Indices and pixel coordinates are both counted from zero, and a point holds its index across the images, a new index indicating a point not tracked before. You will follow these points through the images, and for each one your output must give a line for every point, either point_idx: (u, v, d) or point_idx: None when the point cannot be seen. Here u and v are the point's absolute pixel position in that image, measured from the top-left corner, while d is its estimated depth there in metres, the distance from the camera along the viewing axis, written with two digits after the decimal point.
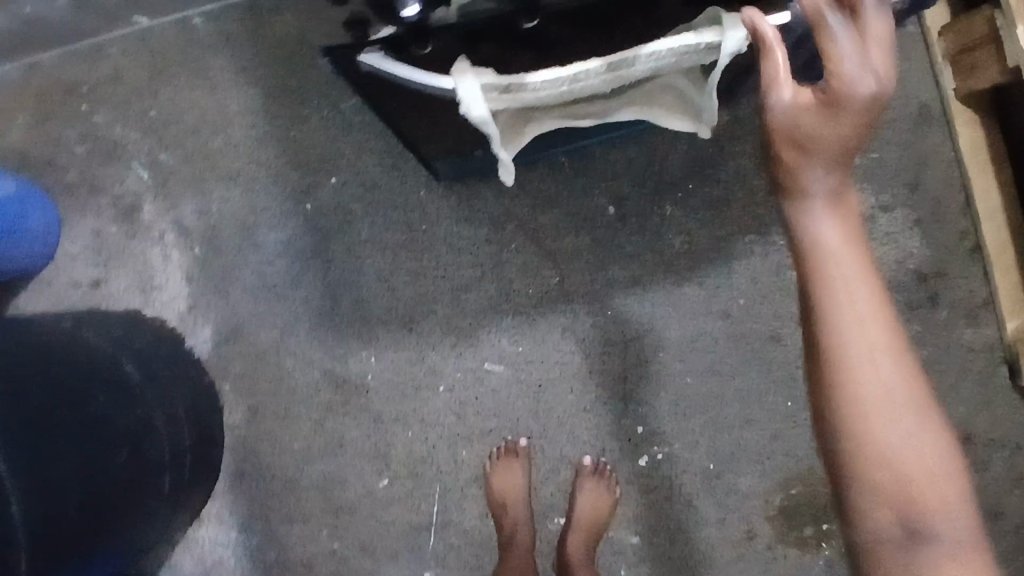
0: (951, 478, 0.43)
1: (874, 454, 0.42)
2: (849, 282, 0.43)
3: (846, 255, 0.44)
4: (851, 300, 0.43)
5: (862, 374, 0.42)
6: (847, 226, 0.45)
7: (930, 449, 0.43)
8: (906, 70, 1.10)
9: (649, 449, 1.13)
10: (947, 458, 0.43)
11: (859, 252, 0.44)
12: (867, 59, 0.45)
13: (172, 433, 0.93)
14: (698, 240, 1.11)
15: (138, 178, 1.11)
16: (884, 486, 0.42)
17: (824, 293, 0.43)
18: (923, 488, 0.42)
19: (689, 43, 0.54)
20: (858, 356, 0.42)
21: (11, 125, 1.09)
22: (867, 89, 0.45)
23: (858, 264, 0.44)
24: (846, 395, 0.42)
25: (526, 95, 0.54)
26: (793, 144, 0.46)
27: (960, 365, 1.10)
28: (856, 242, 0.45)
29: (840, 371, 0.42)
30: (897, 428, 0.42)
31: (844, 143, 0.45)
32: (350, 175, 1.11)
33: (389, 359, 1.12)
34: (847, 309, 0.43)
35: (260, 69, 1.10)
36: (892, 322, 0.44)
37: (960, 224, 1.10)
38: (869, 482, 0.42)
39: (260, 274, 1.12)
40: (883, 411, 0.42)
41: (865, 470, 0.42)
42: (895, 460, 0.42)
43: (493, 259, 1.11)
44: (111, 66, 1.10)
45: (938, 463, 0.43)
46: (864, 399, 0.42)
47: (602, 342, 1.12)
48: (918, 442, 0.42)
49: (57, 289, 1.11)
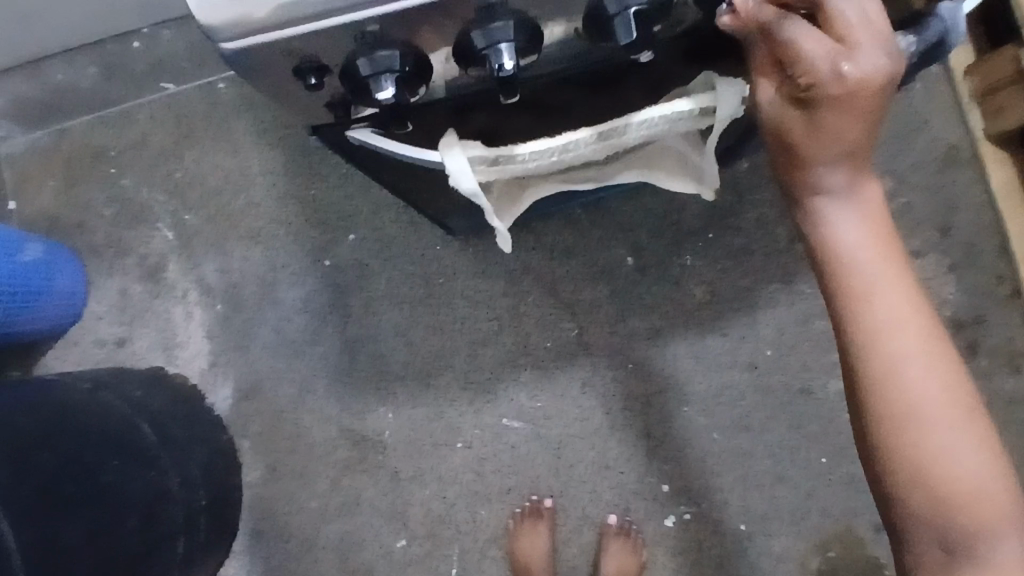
0: (999, 494, 0.45)
1: (915, 474, 0.45)
2: (871, 273, 0.46)
3: (875, 271, 0.46)
4: (883, 322, 0.45)
5: (897, 393, 0.45)
6: (880, 235, 0.46)
7: (973, 467, 0.45)
8: (933, 112, 1.06)
9: (676, 508, 1.08)
10: (993, 474, 0.45)
11: (892, 264, 0.46)
12: (838, 48, 0.41)
13: (188, 496, 0.92)
14: (719, 291, 1.09)
15: (163, 238, 1.13)
16: (923, 506, 0.45)
17: (847, 284, 0.46)
18: (970, 509, 0.44)
19: (680, 110, 0.53)
20: (892, 375, 0.45)
21: (42, 190, 1.13)
22: (841, 79, 0.41)
23: (892, 279, 0.46)
24: (882, 415, 0.45)
25: (516, 166, 0.54)
26: (786, 149, 0.45)
27: (1006, 416, 1.04)
28: (890, 252, 0.46)
29: (877, 391, 0.45)
30: (923, 400, 0.45)
31: (851, 144, 0.44)
32: (368, 232, 1.11)
33: (406, 416, 1.11)
34: (877, 329, 0.45)
35: (281, 131, 1.12)
36: (928, 336, 0.46)
37: (997, 268, 1.04)
38: (910, 502, 0.45)
39: (279, 331, 1.12)
40: (921, 429, 0.45)
41: (904, 489, 0.45)
42: (934, 478, 0.45)
43: (510, 312, 1.10)
44: (138, 131, 1.13)
45: (961, 434, 0.45)
46: (904, 420, 0.45)
47: (623, 397, 1.09)
48: (960, 460, 0.45)
49: (84, 348, 1.13)
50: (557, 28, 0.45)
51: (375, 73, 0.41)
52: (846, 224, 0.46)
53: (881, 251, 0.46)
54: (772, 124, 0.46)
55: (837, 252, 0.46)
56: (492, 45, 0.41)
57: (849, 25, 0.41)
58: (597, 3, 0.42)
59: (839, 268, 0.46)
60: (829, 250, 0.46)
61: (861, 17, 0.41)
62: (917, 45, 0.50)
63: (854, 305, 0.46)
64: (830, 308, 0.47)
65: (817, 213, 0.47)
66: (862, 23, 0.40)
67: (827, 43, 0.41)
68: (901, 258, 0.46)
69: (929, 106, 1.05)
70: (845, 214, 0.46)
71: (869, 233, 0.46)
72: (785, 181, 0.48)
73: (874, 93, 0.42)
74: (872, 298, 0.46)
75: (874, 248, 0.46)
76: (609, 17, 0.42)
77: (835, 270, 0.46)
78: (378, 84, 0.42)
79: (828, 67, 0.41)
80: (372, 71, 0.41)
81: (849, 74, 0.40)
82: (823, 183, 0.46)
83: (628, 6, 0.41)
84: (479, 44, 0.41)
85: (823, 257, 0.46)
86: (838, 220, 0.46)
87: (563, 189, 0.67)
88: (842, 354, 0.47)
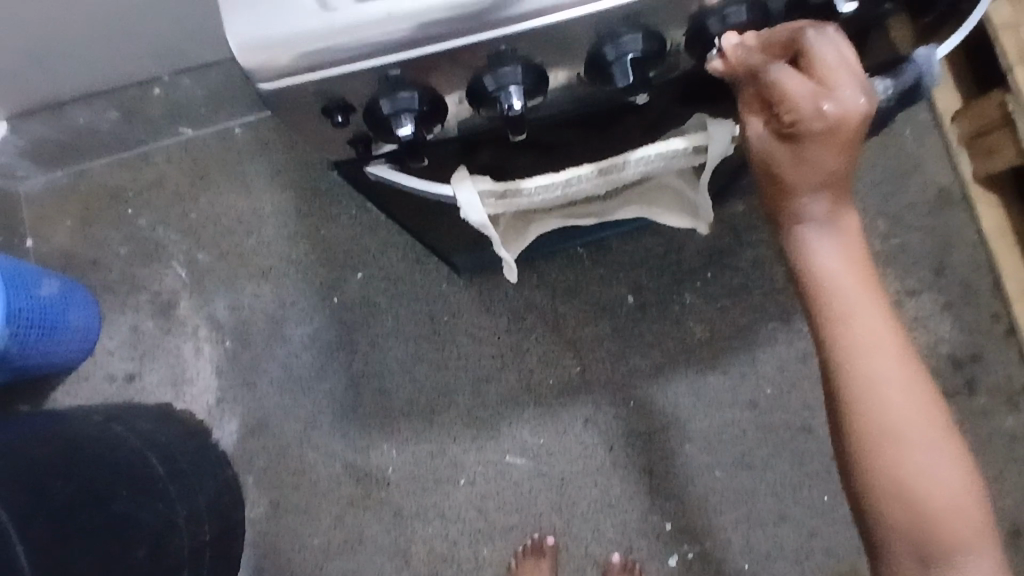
0: (969, 510, 0.48)
1: (891, 489, 0.47)
2: (850, 298, 0.48)
3: (854, 296, 0.48)
4: (863, 346, 0.48)
5: (875, 414, 0.48)
6: (858, 262, 0.49)
7: (946, 484, 0.47)
8: (923, 155, 1.09)
9: (680, 548, 1.08)
10: (963, 492, 0.48)
11: (868, 289, 0.48)
12: (821, 89, 0.44)
13: (193, 531, 0.92)
14: (719, 329, 1.10)
15: (176, 276, 1.16)
16: (902, 523, 0.47)
17: (827, 308, 0.48)
18: (944, 525, 0.47)
19: (675, 149, 0.56)
20: (871, 395, 0.48)
21: (61, 229, 1.17)
22: (825, 116, 0.44)
23: (869, 304, 0.48)
24: (862, 434, 0.48)
25: (522, 200, 0.57)
26: (773, 179, 0.48)
27: (1006, 454, 1.04)
28: (866, 279, 0.49)
29: (856, 410, 0.48)
30: (897, 418, 0.48)
31: (832, 176, 0.46)
32: (375, 270, 1.14)
33: (410, 452, 1.11)
34: (857, 351, 0.48)
35: (293, 173, 1.17)
36: (904, 360, 0.48)
37: (992, 307, 1.06)
38: (889, 520, 0.48)
39: (287, 366, 1.14)
40: (899, 449, 0.47)
41: (884, 508, 0.48)
42: (912, 495, 0.47)
43: (513, 349, 1.12)
44: (156, 173, 1.18)
45: (931, 450, 0.48)
46: (880, 437, 0.47)
47: (625, 434, 1.10)
48: (934, 478, 0.47)
49: (93, 384, 1.15)
50: (560, 74, 0.48)
51: (396, 111, 0.45)
52: (825, 250, 0.48)
53: (858, 277, 0.49)
54: (760, 158, 0.48)
55: (819, 277, 0.48)
56: (502, 87, 0.44)
57: (830, 68, 0.44)
58: (596, 51, 0.45)
59: (820, 293, 0.48)
60: (811, 276, 0.48)
61: (838, 60, 0.44)
62: (895, 89, 0.54)
63: (835, 329, 0.48)
64: (811, 330, 0.50)
65: (799, 238, 0.49)
66: (837, 66, 0.44)
67: (807, 85, 0.44)
68: (876, 284, 0.49)
69: (919, 150, 1.09)
70: (825, 241, 0.48)
71: (847, 262, 0.48)
72: (769, 210, 0.50)
73: (853, 129, 0.45)
74: (852, 322, 0.48)
75: (852, 274, 0.48)
76: (607, 63, 0.45)
77: (816, 294, 0.48)
78: (398, 121, 0.45)
79: (811, 107, 0.44)
80: (393, 109, 0.44)
81: (829, 112, 0.44)
82: (803, 212, 0.48)
83: (626, 53, 0.45)
84: (490, 86, 0.44)
85: (806, 282, 0.49)
86: (819, 248, 0.48)
87: (566, 224, 0.69)
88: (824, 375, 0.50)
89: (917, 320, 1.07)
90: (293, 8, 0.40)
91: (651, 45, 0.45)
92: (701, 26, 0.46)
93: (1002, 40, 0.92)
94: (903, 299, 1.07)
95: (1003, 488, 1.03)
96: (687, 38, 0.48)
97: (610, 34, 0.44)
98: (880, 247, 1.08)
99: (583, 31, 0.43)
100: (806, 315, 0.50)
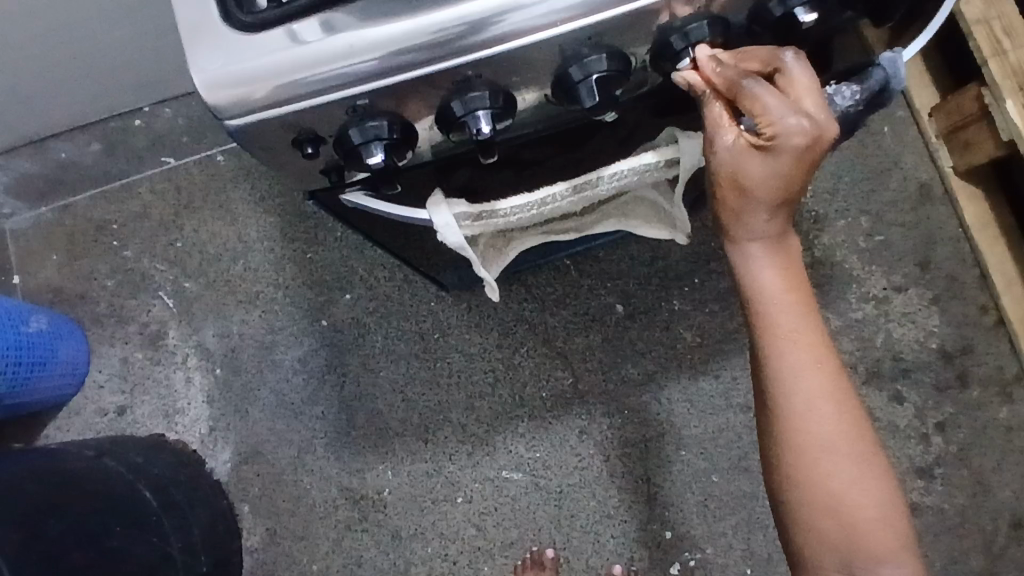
0: (891, 515, 0.53)
1: (820, 501, 0.53)
2: (789, 320, 0.53)
3: (794, 316, 0.53)
4: (799, 364, 0.53)
5: (808, 431, 0.53)
6: (798, 285, 0.53)
7: (868, 494, 0.53)
8: (902, 152, 1.10)
9: (680, 556, 1.07)
10: (886, 499, 0.53)
11: (806, 312, 0.53)
12: (797, 106, 0.45)
13: (189, 562, 0.91)
14: (709, 334, 1.10)
15: (163, 306, 1.16)
16: (829, 528, 0.53)
17: (769, 328, 0.53)
18: (869, 530, 0.52)
19: (646, 163, 0.57)
20: (804, 412, 0.53)
21: (46, 264, 1.17)
22: (803, 131, 0.45)
23: (807, 324, 0.53)
24: (796, 448, 0.53)
25: (499, 219, 0.58)
26: (739, 191, 0.49)
27: (1001, 446, 1.04)
28: (805, 300, 0.53)
29: (791, 425, 0.53)
30: (826, 433, 0.53)
31: (793, 193, 0.49)
32: (363, 291, 1.14)
33: (406, 472, 1.11)
34: (794, 370, 0.53)
35: (278, 198, 1.17)
36: (835, 379, 0.53)
37: (979, 299, 1.07)
38: (818, 529, 0.53)
39: (278, 392, 1.14)
40: (827, 463, 0.53)
41: (814, 517, 0.53)
42: (839, 505, 0.52)
43: (505, 362, 1.11)
44: (140, 204, 1.17)
45: (854, 462, 0.53)
46: (809, 451, 0.53)
47: (621, 445, 1.09)
48: (860, 488, 0.53)
49: (85, 417, 1.14)
50: (529, 95, 0.48)
51: (366, 140, 0.45)
52: (769, 270, 0.52)
53: (798, 299, 0.53)
54: (728, 170, 0.48)
55: (763, 299, 0.53)
56: (470, 111, 0.44)
57: (804, 90, 0.46)
58: (562, 72, 0.45)
59: (763, 313, 0.53)
60: (757, 296, 0.53)
61: (810, 82, 0.46)
62: (859, 94, 0.56)
63: (777, 348, 0.53)
64: (754, 348, 0.54)
65: (748, 256, 0.52)
66: (811, 88, 0.46)
67: (787, 101, 0.45)
68: (813, 307, 0.53)
69: (899, 147, 1.10)
70: (770, 261, 0.52)
71: (790, 283, 0.53)
72: (719, 225, 0.52)
73: (820, 149, 0.47)
74: (791, 342, 0.53)
75: (793, 296, 0.53)
76: (574, 84, 0.45)
77: (760, 315, 0.53)
78: (368, 150, 0.45)
79: (791, 122, 0.45)
80: (363, 139, 0.45)
81: (809, 128, 0.45)
82: (755, 229, 0.51)
83: (592, 73, 0.44)
84: (458, 111, 0.44)
85: (751, 303, 0.53)
86: (765, 267, 0.52)
87: (546, 240, 0.70)
88: (762, 390, 0.54)
89: (905, 316, 1.07)
90: (263, 42, 0.41)
91: (617, 62, 0.45)
92: (665, 44, 0.45)
93: (974, 36, 0.93)
94: (890, 296, 1.07)
95: (1002, 479, 1.03)
96: (652, 55, 0.47)
97: (575, 55, 0.44)
98: (864, 245, 1.09)
99: (547, 51, 0.43)
100: (749, 333, 0.55)
